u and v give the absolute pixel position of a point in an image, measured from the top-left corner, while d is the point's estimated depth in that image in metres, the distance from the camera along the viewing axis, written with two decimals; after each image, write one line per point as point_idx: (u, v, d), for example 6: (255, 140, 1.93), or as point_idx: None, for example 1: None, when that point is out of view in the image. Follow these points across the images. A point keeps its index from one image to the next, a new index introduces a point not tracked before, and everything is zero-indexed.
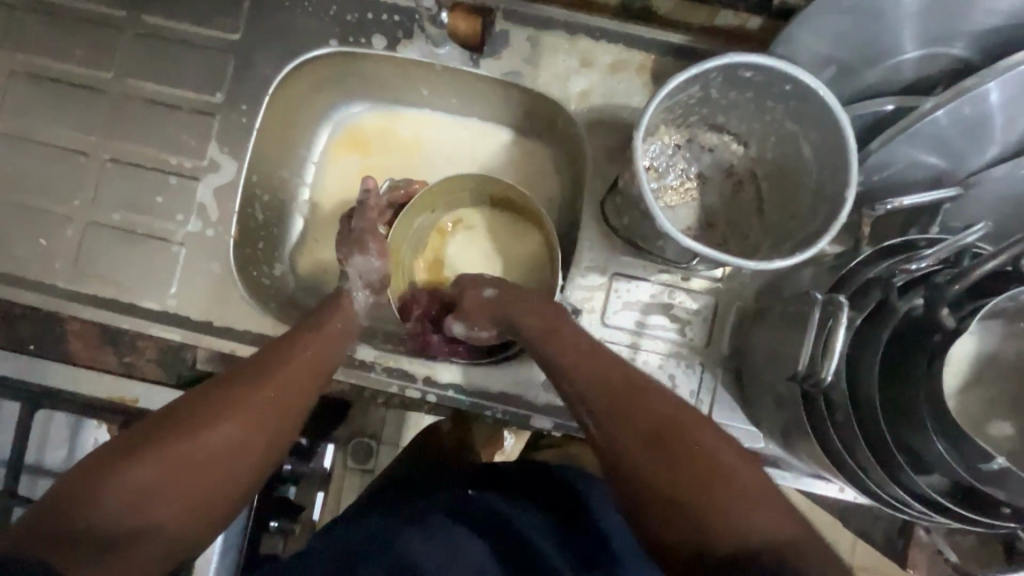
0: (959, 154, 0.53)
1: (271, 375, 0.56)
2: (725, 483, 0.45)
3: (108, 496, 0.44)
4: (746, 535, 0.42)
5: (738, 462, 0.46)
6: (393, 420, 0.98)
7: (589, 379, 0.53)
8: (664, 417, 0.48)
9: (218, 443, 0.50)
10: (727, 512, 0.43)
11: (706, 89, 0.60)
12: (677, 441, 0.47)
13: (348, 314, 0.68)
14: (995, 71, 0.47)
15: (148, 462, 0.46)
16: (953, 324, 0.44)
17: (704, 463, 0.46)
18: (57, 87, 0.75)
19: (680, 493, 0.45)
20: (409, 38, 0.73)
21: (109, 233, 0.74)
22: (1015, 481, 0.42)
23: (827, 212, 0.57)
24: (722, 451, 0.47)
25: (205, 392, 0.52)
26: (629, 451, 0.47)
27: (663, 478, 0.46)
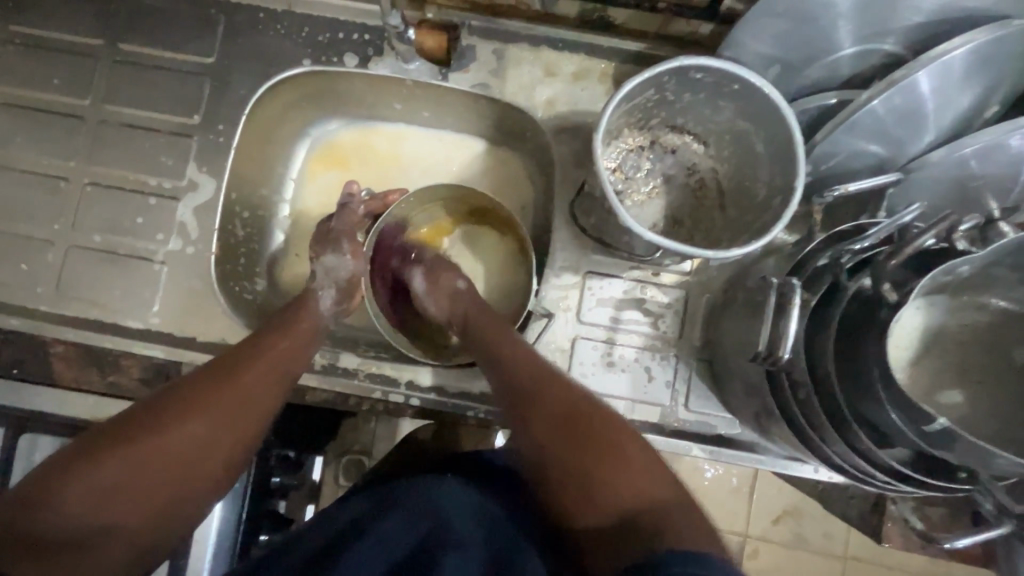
0: (898, 142, 0.57)
1: (240, 375, 0.57)
2: (620, 464, 0.51)
3: (71, 496, 0.46)
4: (630, 502, 0.49)
5: (641, 448, 0.52)
6: (382, 432, 0.98)
7: (519, 378, 0.59)
8: (583, 413, 0.54)
9: (184, 443, 0.51)
10: (618, 481, 0.50)
11: (661, 92, 0.64)
12: (586, 432, 0.53)
13: (320, 320, 0.69)
14: (921, 62, 0.50)
15: (109, 462, 0.48)
16: (896, 298, 0.47)
17: (608, 449, 0.52)
18: (35, 115, 0.76)
19: (588, 476, 0.51)
20: (379, 56, 0.76)
21: (90, 254, 0.75)
22: (963, 443, 0.43)
23: (782, 201, 0.60)
24: (628, 439, 0.52)
25: (172, 392, 0.54)
26: (548, 443, 0.54)
27: (574, 465, 0.52)
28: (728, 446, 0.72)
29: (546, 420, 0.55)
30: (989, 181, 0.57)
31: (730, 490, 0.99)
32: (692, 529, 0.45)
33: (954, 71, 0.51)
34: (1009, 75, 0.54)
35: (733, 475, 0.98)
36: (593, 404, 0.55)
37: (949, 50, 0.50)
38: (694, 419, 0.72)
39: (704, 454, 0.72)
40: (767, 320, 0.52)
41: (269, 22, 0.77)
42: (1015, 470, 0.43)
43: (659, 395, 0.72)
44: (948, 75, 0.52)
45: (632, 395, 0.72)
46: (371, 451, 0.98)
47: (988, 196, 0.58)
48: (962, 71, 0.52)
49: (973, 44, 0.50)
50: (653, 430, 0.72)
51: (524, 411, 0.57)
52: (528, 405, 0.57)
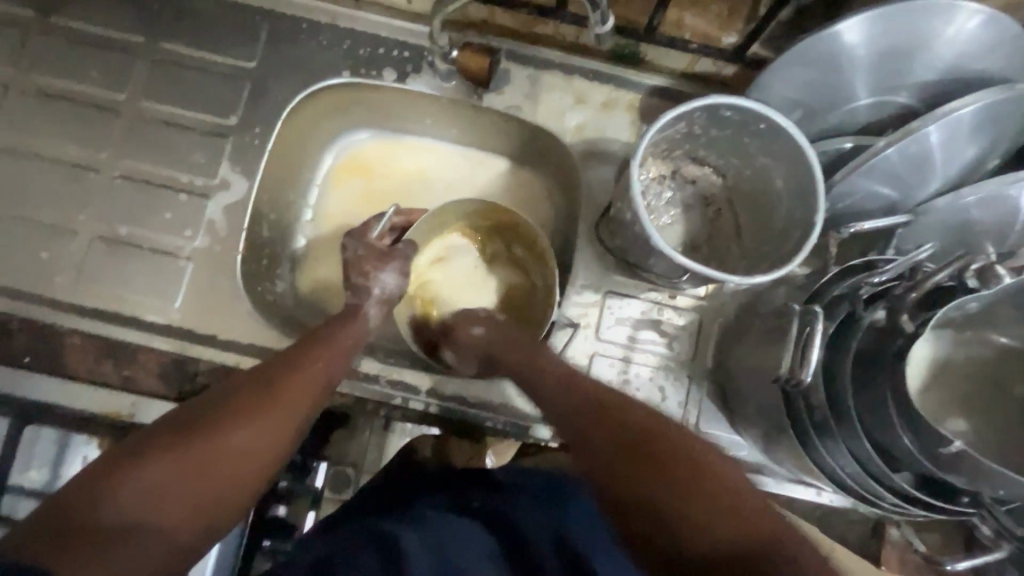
0: (908, 186, 0.61)
1: (279, 383, 0.59)
2: (709, 496, 0.46)
3: (117, 494, 0.46)
4: (727, 536, 0.44)
5: (732, 474, 0.48)
6: (373, 443, 0.89)
7: (579, 402, 0.55)
8: (667, 440, 0.49)
9: (228, 446, 0.52)
10: (708, 519, 0.45)
11: (690, 126, 0.67)
12: (666, 456, 0.48)
13: (359, 330, 0.70)
14: (934, 117, 0.55)
15: (157, 460, 0.49)
16: (912, 329, 0.51)
17: (702, 481, 0.47)
18: (69, 106, 0.77)
19: (676, 507, 0.46)
20: (417, 73, 0.79)
21: (113, 246, 0.75)
22: (971, 466, 0.47)
23: (800, 234, 0.64)
24: (726, 470, 0.48)
25: (219, 401, 0.55)
26: (620, 470, 0.49)
27: (665, 498, 0.47)
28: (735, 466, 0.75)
29: (610, 435, 0.51)
30: (989, 227, 0.62)
31: None
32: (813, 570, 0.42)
33: (963, 125, 0.56)
34: (1009, 133, 0.60)
35: None
36: (658, 418, 0.52)
37: (960, 107, 0.55)
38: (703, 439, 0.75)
39: None
40: (791, 343, 0.55)
41: (311, 33, 0.79)
42: (1018, 493, 0.47)
43: (671, 414, 0.75)
44: (957, 128, 0.56)
45: None
46: (360, 463, 0.88)
47: (987, 240, 0.63)
48: (970, 126, 0.57)
49: (983, 103, 0.55)
50: None
51: (588, 427, 0.53)
52: (591, 419, 0.53)
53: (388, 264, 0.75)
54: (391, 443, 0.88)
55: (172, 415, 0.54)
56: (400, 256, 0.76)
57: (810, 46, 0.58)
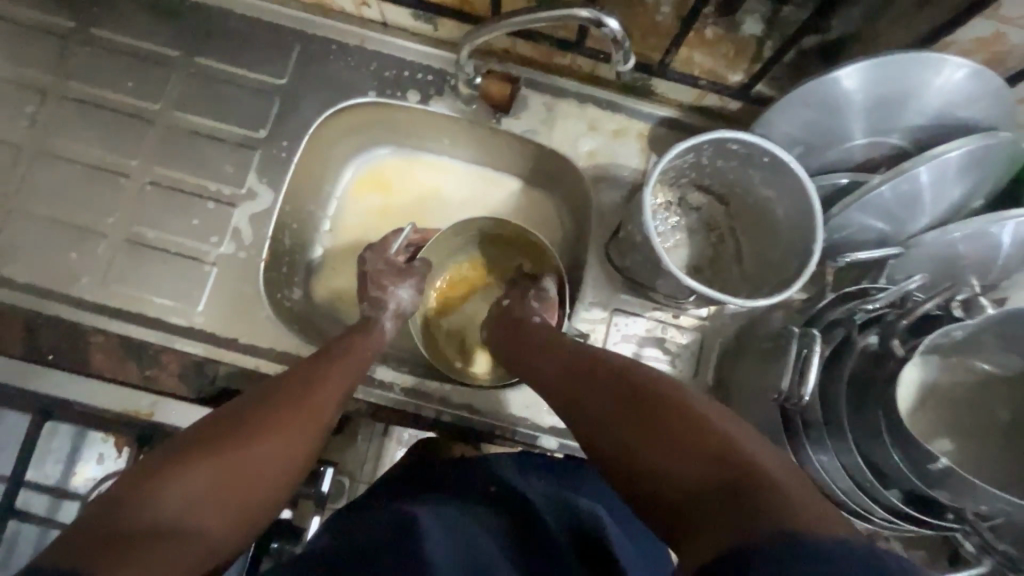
0: (899, 221, 0.66)
1: (304, 395, 0.62)
2: (686, 425, 0.49)
3: (161, 498, 0.48)
4: (696, 473, 0.45)
5: (710, 413, 0.49)
6: (370, 457, 0.93)
7: (574, 371, 0.61)
8: (649, 392, 0.53)
9: (260, 456, 0.55)
10: (676, 448, 0.48)
11: (698, 157, 0.72)
12: (645, 401, 0.52)
13: (379, 339, 0.74)
14: (924, 159, 0.60)
15: (196, 467, 0.51)
16: (903, 353, 0.55)
17: (676, 421, 0.49)
18: (105, 114, 0.80)
19: (657, 452, 0.49)
20: (440, 95, 0.83)
21: (141, 250, 0.77)
22: (956, 482, 0.50)
23: (799, 262, 0.68)
24: (703, 410, 0.50)
25: (249, 410, 0.58)
26: (605, 423, 0.54)
27: (642, 443, 0.50)
28: None
29: (588, 394, 0.57)
30: (973, 261, 0.67)
31: None
32: (787, 483, 0.42)
33: (950, 167, 0.61)
34: (992, 176, 0.65)
35: None
36: (639, 373, 0.56)
37: (948, 151, 0.59)
38: None
39: None
40: (790, 363, 0.59)
41: (341, 54, 0.83)
42: (1000, 509, 0.50)
43: None
44: (945, 170, 0.61)
45: None
46: (356, 473, 0.92)
47: (971, 273, 0.68)
48: (957, 168, 0.61)
49: (968, 148, 0.60)
50: None
51: (569, 394, 0.60)
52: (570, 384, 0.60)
53: (406, 277, 0.78)
54: (388, 453, 0.93)
55: (203, 423, 0.56)
56: (419, 270, 0.79)
57: (812, 89, 0.63)
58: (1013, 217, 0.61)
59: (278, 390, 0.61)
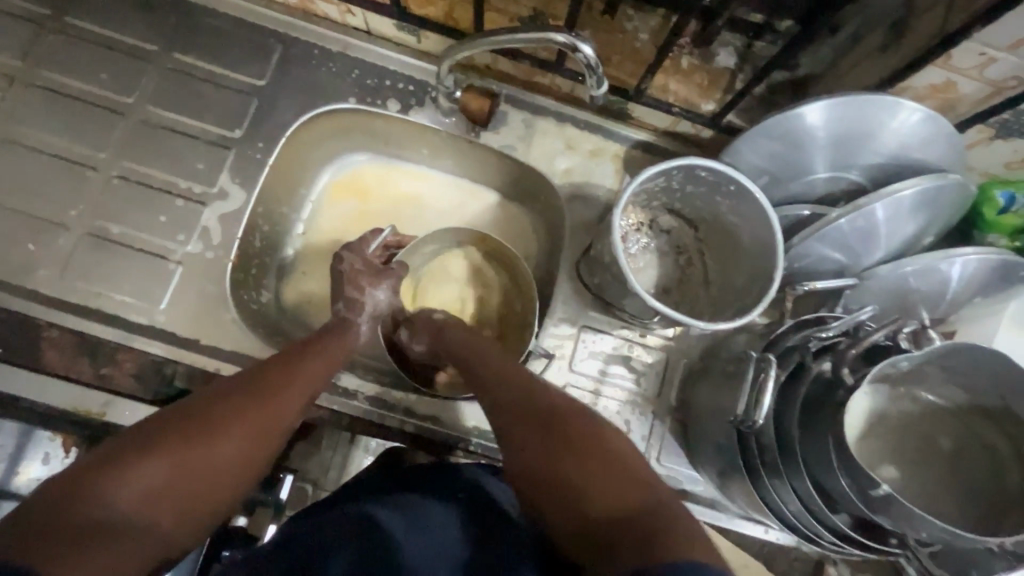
0: (856, 253, 0.69)
1: (271, 390, 0.61)
2: (604, 454, 0.53)
3: (114, 492, 0.48)
4: (610, 504, 0.49)
5: (625, 448, 0.54)
6: (336, 463, 0.92)
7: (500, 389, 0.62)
8: (574, 421, 0.56)
9: (223, 450, 0.55)
10: (589, 475, 0.51)
11: (668, 181, 0.74)
12: (579, 436, 0.54)
13: (348, 340, 0.73)
14: (879, 196, 0.63)
15: (152, 463, 0.50)
16: (852, 381, 0.57)
17: (600, 455, 0.52)
18: (75, 105, 0.79)
19: (575, 477, 0.52)
20: (420, 106, 0.84)
21: (104, 244, 0.76)
22: (896, 508, 0.52)
23: (762, 287, 0.70)
24: (618, 443, 0.54)
25: (215, 403, 0.57)
26: (525, 440, 0.56)
27: (566, 465, 0.53)
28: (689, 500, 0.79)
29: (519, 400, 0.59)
30: (924, 296, 0.70)
31: None
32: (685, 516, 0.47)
33: (903, 205, 0.64)
34: (943, 215, 0.68)
35: None
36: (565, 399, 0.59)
37: (901, 190, 0.62)
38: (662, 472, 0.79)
39: None
40: (746, 386, 0.60)
41: (323, 59, 0.83)
42: (937, 536, 0.52)
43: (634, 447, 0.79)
44: (898, 208, 0.64)
45: None
46: (321, 480, 0.91)
47: (922, 307, 0.71)
48: (910, 207, 0.64)
49: (920, 188, 0.63)
50: None
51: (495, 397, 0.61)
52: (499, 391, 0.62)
53: (378, 284, 0.78)
54: (354, 461, 0.92)
55: (166, 412, 0.55)
56: (390, 279, 0.79)
57: (777, 123, 0.65)
58: (960, 255, 0.64)
59: (247, 384, 0.61)
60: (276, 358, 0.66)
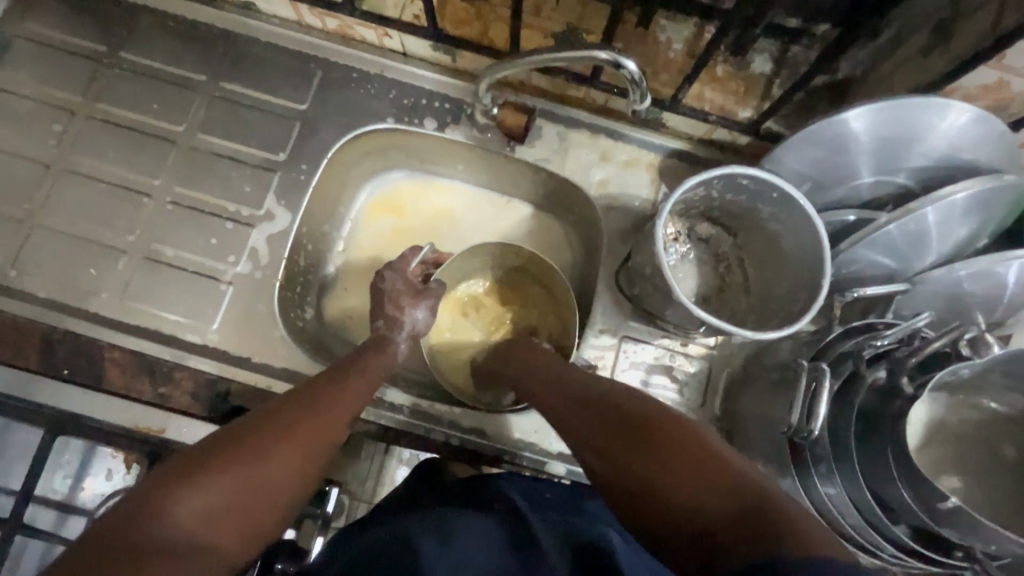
0: (906, 258, 0.67)
1: (316, 408, 0.62)
2: (690, 446, 0.49)
3: (178, 510, 0.48)
4: (702, 499, 0.46)
5: (710, 440, 0.50)
6: (372, 475, 0.94)
7: (572, 398, 0.61)
8: (650, 412, 0.53)
9: (274, 466, 0.56)
10: (673, 475, 0.48)
11: (708, 190, 0.73)
12: (667, 434, 0.51)
13: (387, 360, 0.74)
14: (932, 199, 0.61)
15: (211, 481, 0.51)
16: (912, 391, 0.56)
17: (692, 456, 0.48)
18: (131, 135, 0.83)
19: (663, 475, 0.48)
20: (456, 123, 0.85)
21: (159, 268, 0.79)
22: (967, 522, 0.51)
23: (807, 294, 0.69)
24: (710, 437, 0.50)
25: (265, 421, 0.58)
26: (611, 449, 0.53)
27: (652, 464, 0.49)
28: None
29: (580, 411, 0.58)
30: (979, 300, 0.68)
31: None
32: (795, 507, 0.43)
33: (957, 207, 0.62)
34: (997, 217, 0.66)
35: None
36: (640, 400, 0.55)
37: (954, 192, 0.61)
38: None
39: None
40: (798, 398, 0.60)
41: (361, 81, 0.86)
42: (1009, 549, 0.50)
43: None
44: (952, 210, 0.63)
45: None
46: (358, 492, 0.93)
47: (977, 311, 0.69)
48: (963, 209, 0.63)
49: (973, 191, 0.61)
50: None
51: (552, 404, 0.62)
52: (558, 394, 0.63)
53: (420, 298, 0.80)
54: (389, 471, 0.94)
55: (220, 429, 0.57)
56: (431, 296, 0.81)
57: (821, 129, 0.65)
58: (1018, 258, 0.62)
59: (294, 401, 0.62)
60: (318, 376, 0.67)
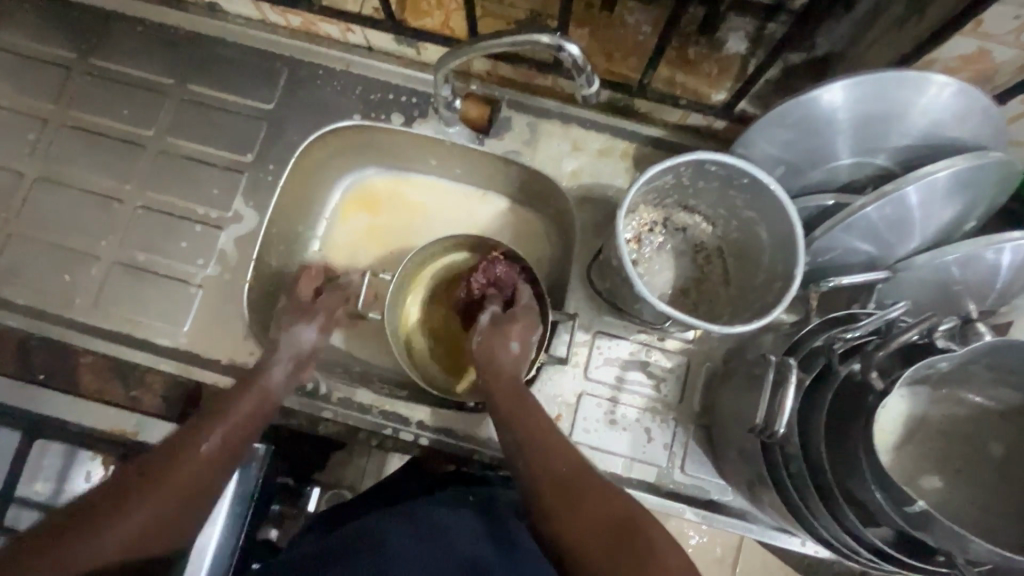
0: (888, 244, 0.63)
1: (222, 425, 0.61)
2: (650, 559, 0.51)
3: (58, 566, 0.49)
4: None
5: (667, 550, 0.52)
6: (368, 469, 0.98)
7: (546, 462, 0.59)
8: (621, 510, 0.55)
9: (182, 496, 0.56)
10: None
11: (678, 178, 0.70)
12: (630, 538, 0.53)
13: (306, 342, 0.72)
14: (909, 181, 0.57)
15: (99, 534, 0.51)
16: (882, 386, 0.52)
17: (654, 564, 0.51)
18: (102, 141, 0.83)
19: (610, 572, 0.51)
20: (423, 118, 0.84)
21: (130, 272, 0.79)
22: (938, 524, 0.48)
23: (782, 285, 0.66)
24: (674, 555, 0.52)
25: (163, 456, 0.57)
26: (572, 529, 0.55)
27: (566, 527, 0.55)
28: (720, 511, 0.75)
29: (547, 473, 0.58)
30: (969, 287, 0.64)
31: (715, 558, 0.98)
32: None
33: (938, 188, 0.58)
34: (986, 197, 0.62)
35: (718, 543, 0.97)
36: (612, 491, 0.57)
37: (934, 172, 0.57)
38: (689, 482, 0.76)
39: (696, 518, 0.75)
40: (764, 396, 0.57)
41: (327, 78, 0.84)
42: (988, 557, 0.47)
43: (657, 455, 0.76)
44: (933, 191, 0.59)
45: (632, 454, 0.76)
46: (355, 486, 0.97)
47: (969, 299, 0.65)
48: (946, 189, 0.59)
49: (955, 169, 0.57)
50: (649, 489, 0.75)
51: (527, 455, 0.60)
52: (531, 445, 0.61)
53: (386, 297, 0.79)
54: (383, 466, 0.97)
55: (116, 471, 0.56)
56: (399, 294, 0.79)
57: (790, 109, 0.61)
58: (1007, 240, 0.58)
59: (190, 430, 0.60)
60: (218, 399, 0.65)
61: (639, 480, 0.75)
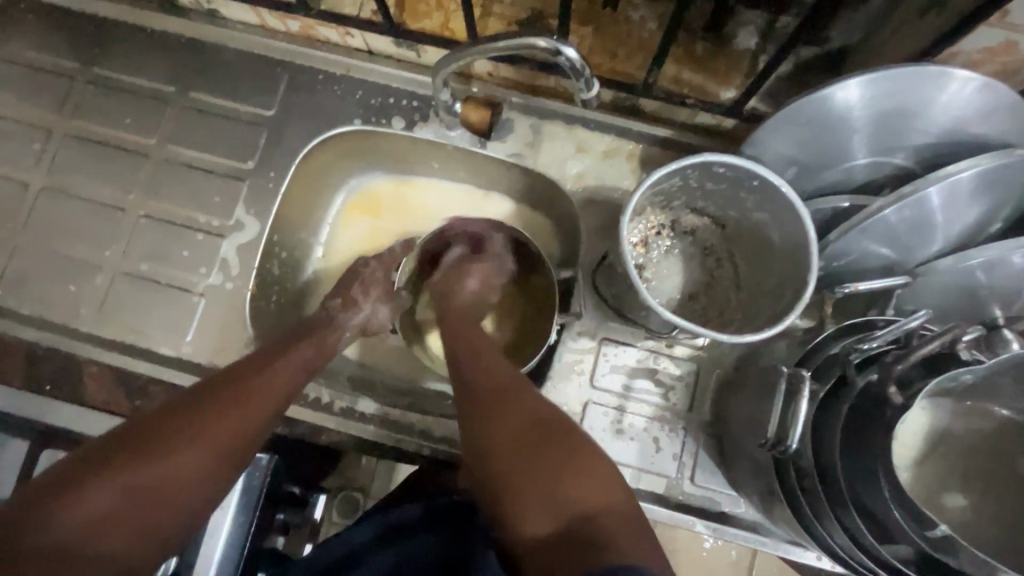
0: (907, 247, 0.60)
1: (228, 410, 0.57)
2: (574, 463, 0.51)
3: (59, 519, 0.46)
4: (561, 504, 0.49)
5: (592, 454, 0.52)
6: (380, 472, 0.97)
7: (485, 377, 0.61)
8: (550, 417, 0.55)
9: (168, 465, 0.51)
10: (553, 475, 0.50)
11: (685, 180, 0.68)
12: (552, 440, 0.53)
13: (326, 345, 0.72)
14: (931, 181, 0.54)
15: (107, 485, 0.48)
16: (901, 401, 0.50)
17: (569, 463, 0.51)
18: (105, 150, 0.83)
19: (524, 470, 0.51)
20: (424, 121, 0.82)
21: (133, 282, 0.79)
22: (962, 550, 0.45)
23: (794, 291, 0.63)
24: (597, 462, 0.51)
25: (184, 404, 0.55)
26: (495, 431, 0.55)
27: (490, 430, 0.55)
28: (731, 524, 0.73)
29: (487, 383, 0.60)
30: (994, 292, 0.60)
31: (728, 565, 0.95)
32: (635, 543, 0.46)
33: (961, 189, 0.55)
34: (1012, 198, 0.59)
35: (732, 549, 0.95)
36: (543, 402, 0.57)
37: (957, 172, 0.54)
38: (698, 493, 0.73)
39: (706, 530, 0.73)
40: (775, 408, 0.54)
41: (326, 83, 0.83)
42: None
43: (666, 466, 0.74)
44: (956, 192, 0.55)
45: (639, 464, 0.74)
46: (368, 489, 0.96)
47: (993, 305, 0.62)
48: (969, 190, 0.56)
49: (980, 169, 0.54)
50: (658, 501, 0.73)
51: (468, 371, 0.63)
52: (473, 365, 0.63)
53: None
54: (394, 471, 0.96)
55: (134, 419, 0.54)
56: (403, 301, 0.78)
57: (802, 109, 0.58)
58: None
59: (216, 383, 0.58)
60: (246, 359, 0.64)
61: (647, 491, 0.73)
